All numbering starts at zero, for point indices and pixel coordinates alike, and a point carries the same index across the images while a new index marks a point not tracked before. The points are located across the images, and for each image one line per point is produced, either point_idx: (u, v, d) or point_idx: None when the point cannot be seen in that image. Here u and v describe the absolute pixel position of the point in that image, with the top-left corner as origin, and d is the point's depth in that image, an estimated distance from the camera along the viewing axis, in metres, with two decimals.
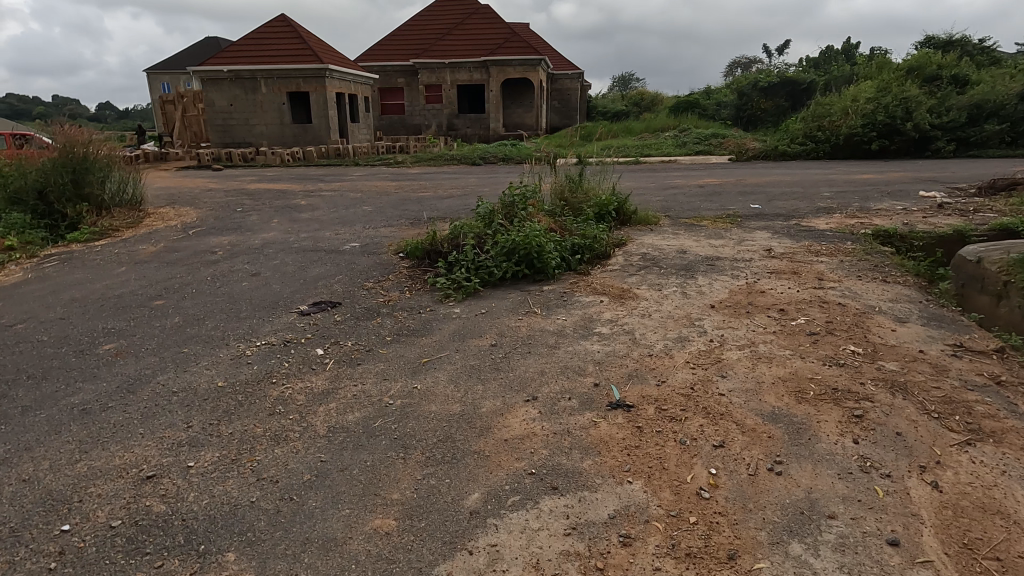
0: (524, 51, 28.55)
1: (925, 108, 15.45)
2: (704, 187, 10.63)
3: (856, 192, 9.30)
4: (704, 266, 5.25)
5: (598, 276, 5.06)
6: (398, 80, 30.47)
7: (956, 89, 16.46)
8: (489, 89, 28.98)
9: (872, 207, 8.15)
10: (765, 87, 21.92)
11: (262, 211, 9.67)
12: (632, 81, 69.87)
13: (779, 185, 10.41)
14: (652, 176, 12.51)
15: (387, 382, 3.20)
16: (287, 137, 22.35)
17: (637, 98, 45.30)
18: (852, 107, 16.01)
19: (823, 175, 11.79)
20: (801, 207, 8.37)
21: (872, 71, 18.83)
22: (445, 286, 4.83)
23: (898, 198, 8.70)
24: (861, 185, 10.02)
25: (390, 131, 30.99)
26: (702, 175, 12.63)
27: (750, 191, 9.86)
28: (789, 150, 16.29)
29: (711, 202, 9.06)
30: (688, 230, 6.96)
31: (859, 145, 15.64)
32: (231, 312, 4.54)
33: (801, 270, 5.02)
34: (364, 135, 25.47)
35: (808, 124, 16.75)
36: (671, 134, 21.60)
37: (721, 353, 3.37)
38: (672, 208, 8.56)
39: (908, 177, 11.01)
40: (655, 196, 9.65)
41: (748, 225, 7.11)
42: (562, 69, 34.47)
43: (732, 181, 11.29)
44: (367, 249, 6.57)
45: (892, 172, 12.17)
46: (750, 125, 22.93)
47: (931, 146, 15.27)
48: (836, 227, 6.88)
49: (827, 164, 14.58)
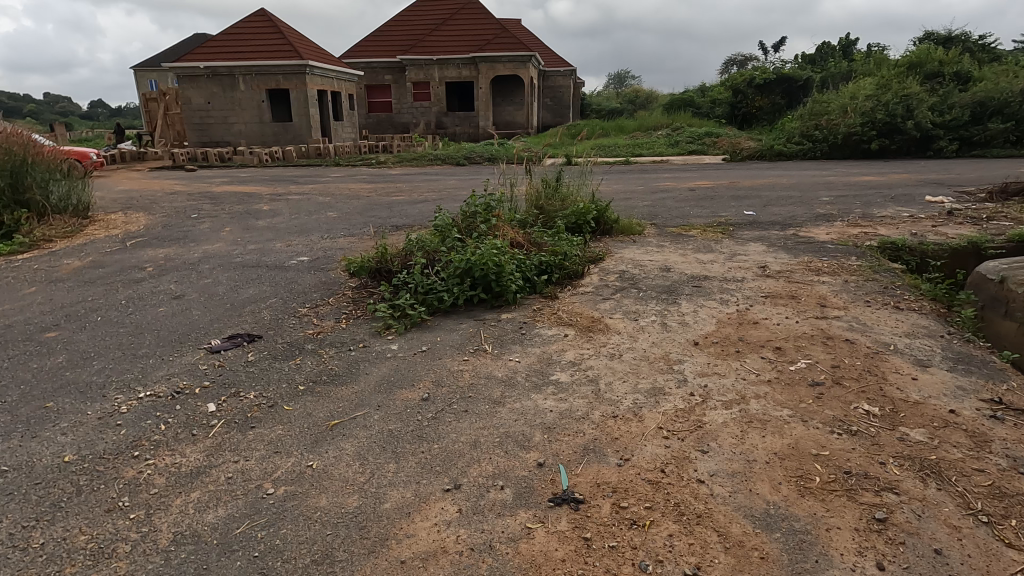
0: (514, 46, 27.83)
1: (926, 106, 14.84)
2: (695, 190, 9.98)
3: (857, 196, 8.66)
4: (688, 288, 4.58)
5: (567, 301, 4.38)
6: (385, 77, 29.72)
7: (959, 86, 15.84)
8: (478, 87, 28.25)
9: (876, 213, 7.51)
10: (760, 84, 21.29)
11: (218, 218, 8.98)
12: (627, 78, 69.16)
13: (775, 188, 9.76)
14: (642, 178, 11.85)
15: (277, 456, 2.52)
16: (266, 136, 21.59)
17: (632, 95, 44.59)
18: (851, 105, 15.40)
19: (821, 177, 11.16)
20: (798, 213, 7.73)
21: (872, 67, 18.18)
22: (387, 315, 4.14)
23: (902, 203, 8.07)
24: (863, 189, 9.38)
25: (377, 129, 30.23)
26: (694, 177, 11.97)
27: (744, 194, 9.21)
28: (785, 149, 15.65)
29: (701, 207, 8.40)
30: (674, 241, 6.30)
31: (858, 145, 15.01)
32: (128, 348, 3.86)
33: (800, 293, 4.36)
34: (349, 134, 24.74)
35: (805, 123, 16.13)
36: (664, 132, 20.96)
37: (702, 414, 2.69)
38: (658, 215, 7.91)
39: (912, 180, 10.38)
40: (641, 201, 9.00)
41: (740, 236, 6.46)
42: (554, 66, 33.75)
43: (725, 184, 10.65)
44: (316, 264, 5.89)
45: (894, 173, 11.55)
46: (745, 123, 22.32)
47: (933, 145, 14.64)
48: (837, 238, 6.23)
49: (825, 164, 13.95)
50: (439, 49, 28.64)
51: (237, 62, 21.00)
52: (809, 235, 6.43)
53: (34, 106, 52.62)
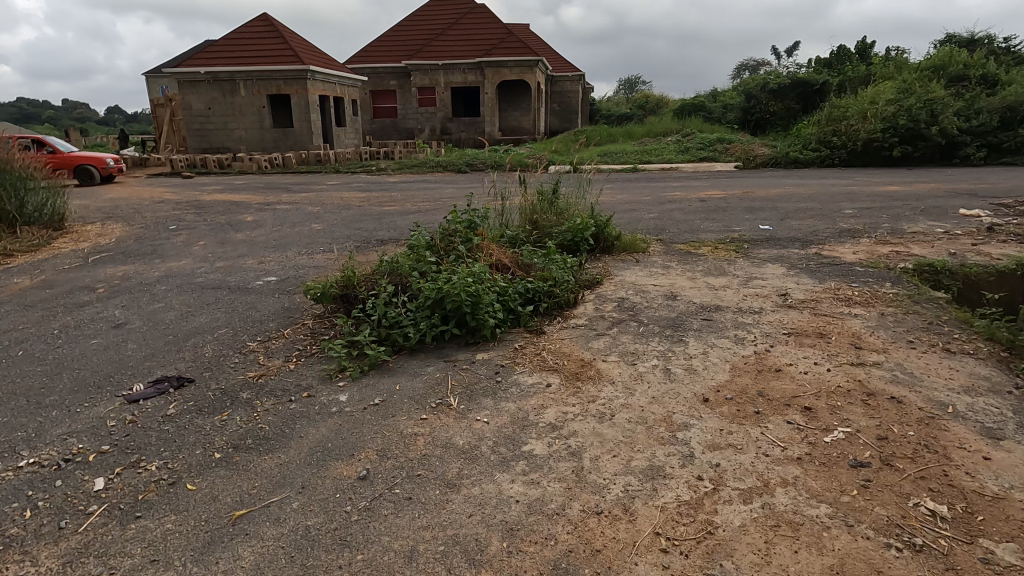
0: (521, 51, 27.34)
1: (951, 110, 14.08)
2: (706, 201, 9.33)
3: (882, 209, 7.98)
4: (697, 321, 3.95)
5: (555, 338, 3.77)
6: (390, 82, 29.35)
7: (986, 91, 15.06)
8: (484, 92, 27.79)
9: (906, 228, 6.83)
10: (774, 89, 20.61)
11: (197, 229, 8.48)
12: (639, 83, 68.44)
13: (793, 199, 9.09)
14: (648, 188, 11.22)
15: (153, 569, 1.93)
16: (267, 142, 21.22)
17: (642, 100, 43.94)
18: (871, 110, 14.69)
19: (842, 187, 10.47)
20: (818, 228, 7.07)
21: (892, 71, 17.42)
22: (342, 354, 3.55)
23: (933, 217, 7.38)
24: (888, 200, 8.69)
25: (382, 135, 29.85)
26: (706, 187, 11.32)
27: (758, 206, 8.56)
28: (801, 156, 14.93)
29: (712, 220, 7.76)
30: (682, 261, 5.68)
31: (878, 152, 14.29)
32: (36, 393, 3.30)
33: (828, 330, 3.71)
34: (352, 140, 24.35)
35: (822, 129, 15.42)
36: (674, 138, 20.33)
37: (713, 513, 2.07)
38: (665, 230, 7.28)
39: (941, 190, 9.66)
40: (647, 214, 8.37)
41: (755, 255, 5.82)
42: (562, 71, 33.21)
43: (738, 194, 10.01)
44: (283, 285, 5.33)
45: (920, 182, 10.83)
46: (758, 129, 21.61)
47: (960, 153, 13.85)
48: (865, 258, 5.58)
49: (845, 172, 13.21)
50: (445, 54, 28.20)
51: (237, 67, 20.67)
52: (833, 255, 5.77)
53: (46, 111, 52.97)
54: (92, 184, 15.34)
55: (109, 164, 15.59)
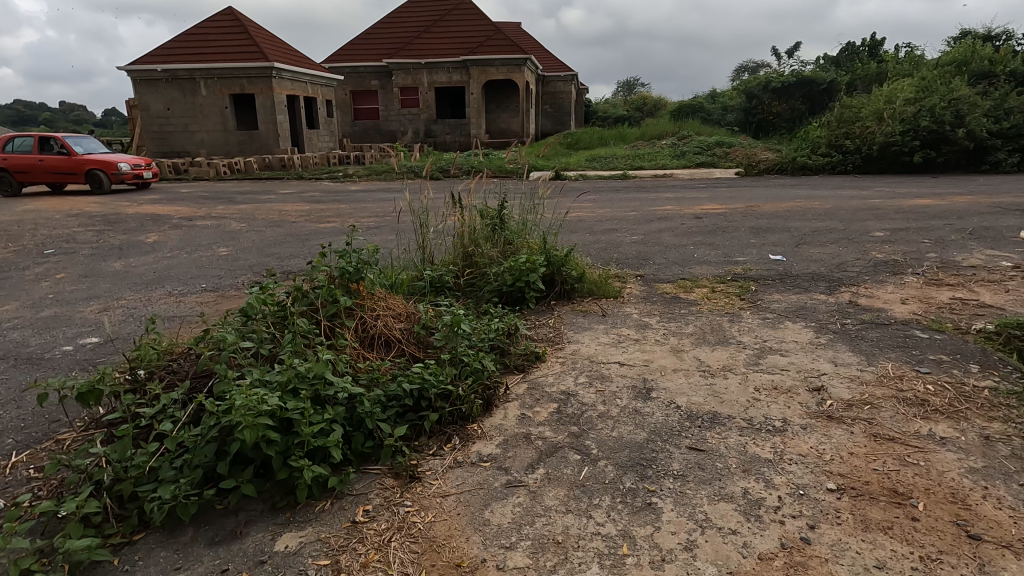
0: (508, 49, 25.86)
1: (980, 111, 12.54)
2: (700, 218, 7.78)
3: (921, 231, 6.44)
4: (679, 453, 2.37)
5: (433, 494, 2.19)
6: (371, 82, 27.87)
7: (1016, 88, 13.52)
8: (470, 92, 26.32)
9: (960, 261, 5.29)
10: (777, 88, 19.14)
11: (80, 253, 6.96)
12: (637, 85, 67.09)
13: (805, 216, 7.55)
14: (634, 200, 9.68)
15: None
16: (230, 145, 19.68)
17: (639, 103, 42.35)
18: (888, 111, 13.20)
19: (863, 199, 8.92)
20: (846, 258, 5.51)
21: (908, 68, 15.91)
22: (31, 547, 1.95)
23: (991, 244, 5.83)
24: (922, 218, 7.13)
25: (363, 137, 28.39)
26: (701, 197, 9.79)
27: (764, 226, 7.03)
28: (810, 162, 13.39)
29: (709, 246, 6.19)
30: (666, 313, 4.11)
31: (897, 156, 12.78)
32: None
33: (905, 483, 2.15)
34: (326, 143, 22.82)
35: (833, 131, 13.94)
36: (670, 141, 18.84)
37: None
38: (648, 259, 5.73)
39: (984, 203, 8.14)
40: (627, 237, 6.81)
41: (767, 304, 4.25)
42: (553, 71, 31.66)
43: (740, 207, 8.49)
44: (101, 350, 3.80)
45: (952, 193, 9.30)
46: (760, 131, 20.14)
47: (989, 158, 12.33)
48: (921, 310, 4.01)
49: (860, 180, 11.69)
50: (428, 52, 26.72)
51: (197, 64, 19.11)
52: (876, 304, 4.19)
53: (29, 109, 51.60)
54: (101, 192, 13.30)
55: (124, 169, 13.58)
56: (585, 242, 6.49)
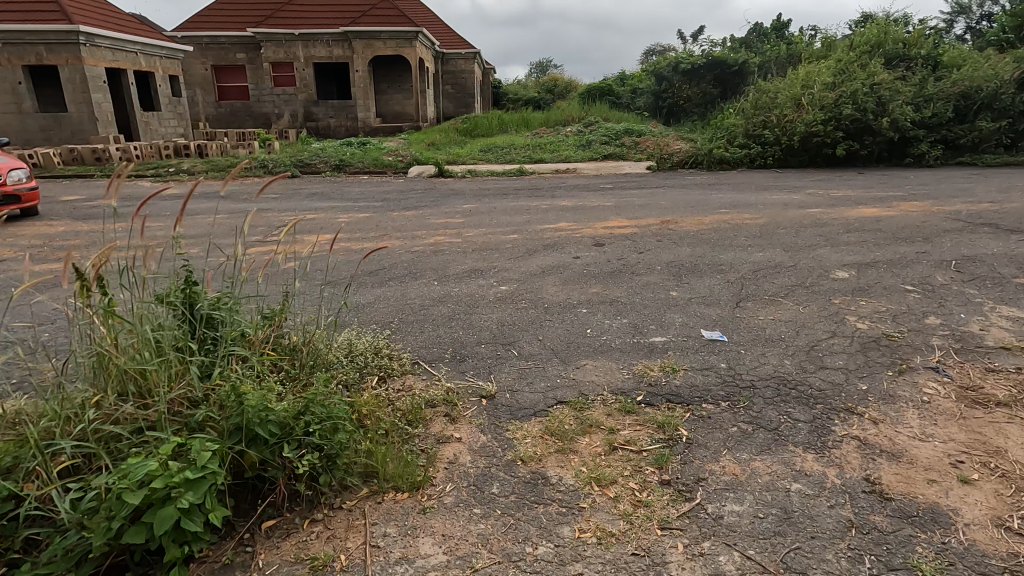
0: (397, 21, 22.84)
1: (902, 98, 11.41)
2: (602, 246, 5.65)
3: (894, 269, 4.70)
4: None
5: None
6: (236, 56, 23.87)
7: (932, 74, 12.56)
8: (355, 70, 23.09)
9: (979, 335, 3.48)
10: (687, 70, 17.69)
11: None
12: (551, 66, 65.61)
13: (738, 242, 5.66)
14: (521, 212, 7.49)
15: None
16: (31, 132, 15.42)
17: (549, 84, 40.34)
18: (807, 96, 11.85)
19: (798, 208, 7.24)
20: (813, 335, 3.52)
21: (821, 51, 14.74)
22: None
23: (996, 295, 4.13)
24: (883, 242, 5.45)
25: (230, 120, 24.38)
26: (606, 206, 7.76)
27: (687, 262, 5.00)
28: (728, 154, 11.76)
29: (610, 308, 4.03)
30: (506, 566, 1.82)
31: (819, 149, 11.52)
32: None
33: None
34: (172, 128, 18.83)
35: (748, 119, 12.50)
36: (576, 128, 16.90)
37: None
38: (511, 349, 3.45)
39: (939, 214, 6.68)
40: (491, 290, 4.51)
41: (712, 506, 2.07)
42: (452, 48, 28.86)
43: (652, 223, 6.50)
44: None
45: (894, 197, 7.86)
46: (671, 117, 18.72)
47: (912, 150, 11.32)
48: (1009, 513, 2.01)
49: (784, 176, 10.21)
50: (302, 22, 23.10)
51: None
52: (917, 489, 2.14)
53: None
54: None
55: None
56: (422, 309, 4.12)
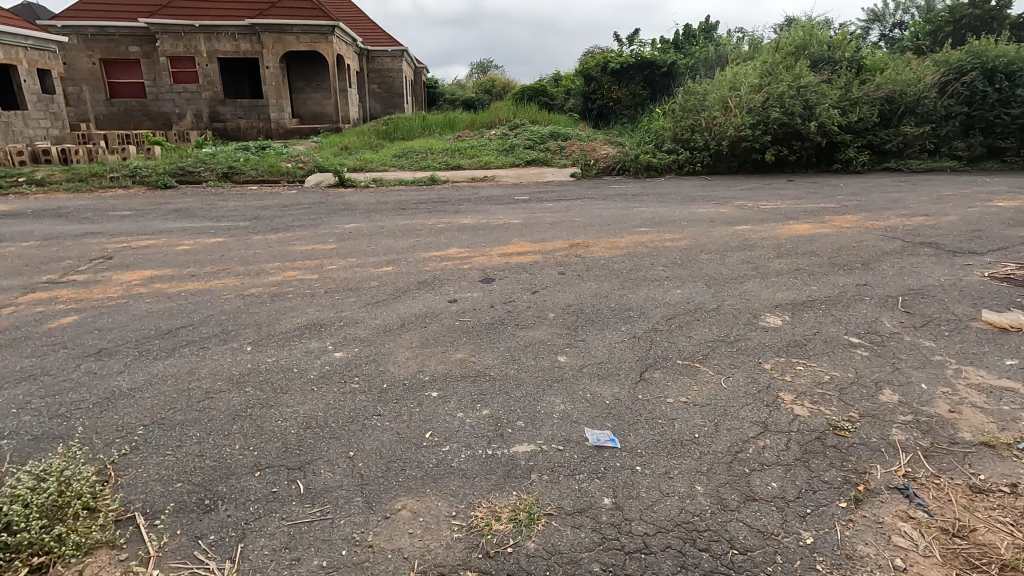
0: (311, 14, 21.13)
1: (828, 101, 11.00)
2: (491, 283, 4.55)
3: (835, 311, 3.84)
4: None
5: None
6: (129, 49, 21.47)
7: (856, 77, 12.28)
8: (265, 66, 21.21)
9: (949, 422, 2.58)
10: (616, 70, 17.02)
11: None
12: (491, 67, 64.82)
13: (653, 273, 4.71)
14: (411, 234, 6.31)
15: None
16: None
17: (486, 84, 39.26)
18: (734, 99, 11.29)
19: (725, 225, 6.43)
20: (739, 432, 2.52)
21: (748, 52, 14.33)
22: None
23: (956, 348, 3.30)
24: (819, 271, 4.66)
25: (125, 120, 21.95)
26: (512, 224, 6.71)
27: (589, 307, 3.96)
28: (655, 160, 11.02)
29: (472, 390, 2.91)
30: None
31: (747, 154, 10.96)
32: None
33: None
34: (44, 129, 16.45)
35: (677, 123, 11.86)
36: (501, 130, 15.87)
37: None
38: (297, 480, 2.26)
39: (874, 230, 6.04)
40: (319, 359, 3.29)
41: None
42: (377, 45, 27.29)
43: (561, 248, 5.51)
44: None
45: (825, 209, 7.23)
46: (601, 119, 18.04)
47: (840, 156, 10.95)
48: None
49: (713, 184, 9.54)
50: (203, 13, 21.00)
51: None
52: None
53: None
54: None
55: None
56: (202, 401, 2.86)
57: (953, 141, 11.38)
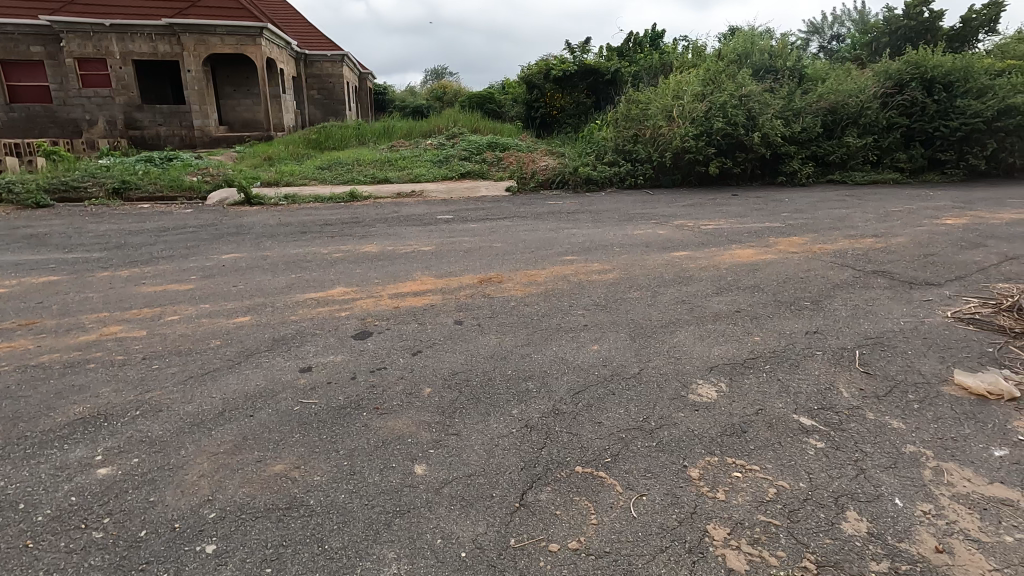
0: (237, 14, 19.74)
1: (772, 110, 10.59)
2: (365, 339, 3.62)
3: (781, 375, 3.09)
4: None
5: None
6: (30, 50, 19.50)
7: (798, 87, 11.98)
8: (186, 70, 19.64)
9: (939, 573, 1.82)
10: (559, 78, 16.42)
11: None
12: (445, 74, 64.05)
13: (569, 320, 3.89)
14: (296, 266, 5.32)
15: None
16: None
17: (436, 90, 38.20)
18: (677, 108, 10.76)
19: (660, 251, 5.72)
20: None
21: (692, 60, 13.92)
22: None
23: (930, 431, 2.58)
24: (762, 314, 3.95)
25: (27, 127, 19.92)
26: (422, 252, 5.81)
27: (478, 376, 3.08)
28: (596, 173, 10.32)
29: (269, 538, 1.98)
30: None
31: (691, 166, 10.42)
32: None
33: None
34: None
35: (619, 133, 11.23)
36: (439, 140, 14.96)
37: None
38: None
39: (822, 256, 5.43)
40: (69, 483, 2.29)
41: None
42: (315, 49, 25.97)
43: (470, 285, 4.64)
44: None
45: (770, 229, 6.63)
46: (545, 129, 17.38)
47: (784, 168, 10.54)
48: None
49: (656, 200, 8.90)
50: (116, 11, 19.31)
51: None
52: None
53: None
54: None
55: None
56: None
57: (895, 153, 11.16)
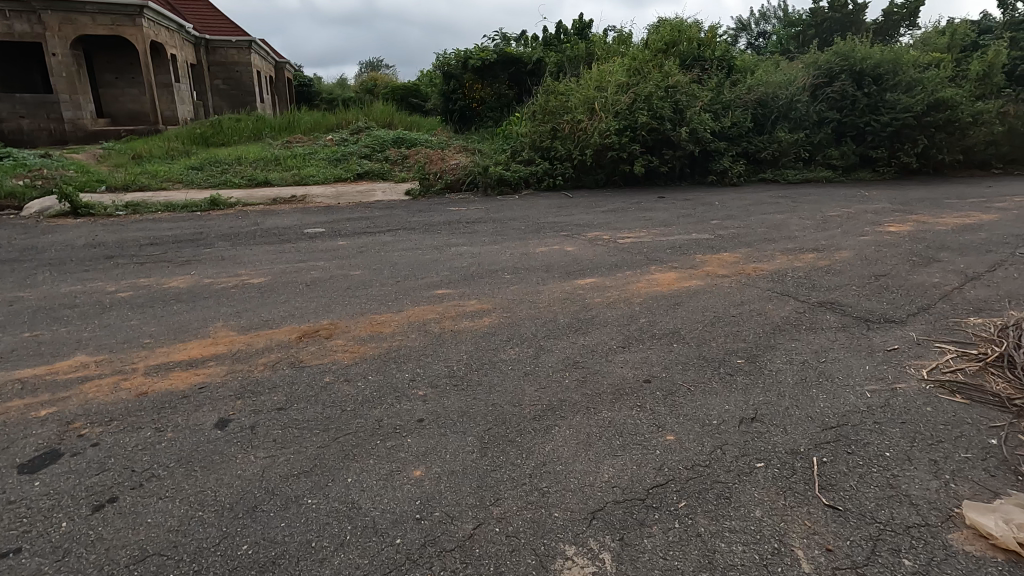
0: None
1: (699, 103, 9.67)
2: (36, 472, 2.16)
3: (702, 525, 1.88)
4: None
5: None
6: None
7: (726, 78, 11.15)
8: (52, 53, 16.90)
9: None
10: (478, 68, 15.14)
11: None
12: (378, 66, 61.30)
13: (398, 412, 2.56)
14: (47, 317, 3.73)
15: None
16: None
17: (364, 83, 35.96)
18: (598, 100, 9.65)
19: (562, 277, 4.51)
20: None
21: (617, 49, 12.87)
22: None
23: None
24: (681, 386, 2.76)
25: None
26: (250, 286, 4.34)
27: (175, 567, 1.71)
28: (509, 173, 9.05)
29: None
30: None
31: (615, 165, 9.36)
32: None
33: None
34: None
35: (536, 128, 9.99)
36: (341, 134, 13.30)
37: None
38: None
39: (757, 280, 4.36)
40: None
41: None
42: (216, 35, 23.47)
43: (281, 346, 3.22)
44: None
45: (698, 241, 5.56)
46: (466, 122, 16.11)
47: (714, 166, 9.64)
48: None
49: (575, 204, 7.79)
50: None
51: None
52: None
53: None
54: None
55: None
56: None
57: (827, 150, 10.50)
